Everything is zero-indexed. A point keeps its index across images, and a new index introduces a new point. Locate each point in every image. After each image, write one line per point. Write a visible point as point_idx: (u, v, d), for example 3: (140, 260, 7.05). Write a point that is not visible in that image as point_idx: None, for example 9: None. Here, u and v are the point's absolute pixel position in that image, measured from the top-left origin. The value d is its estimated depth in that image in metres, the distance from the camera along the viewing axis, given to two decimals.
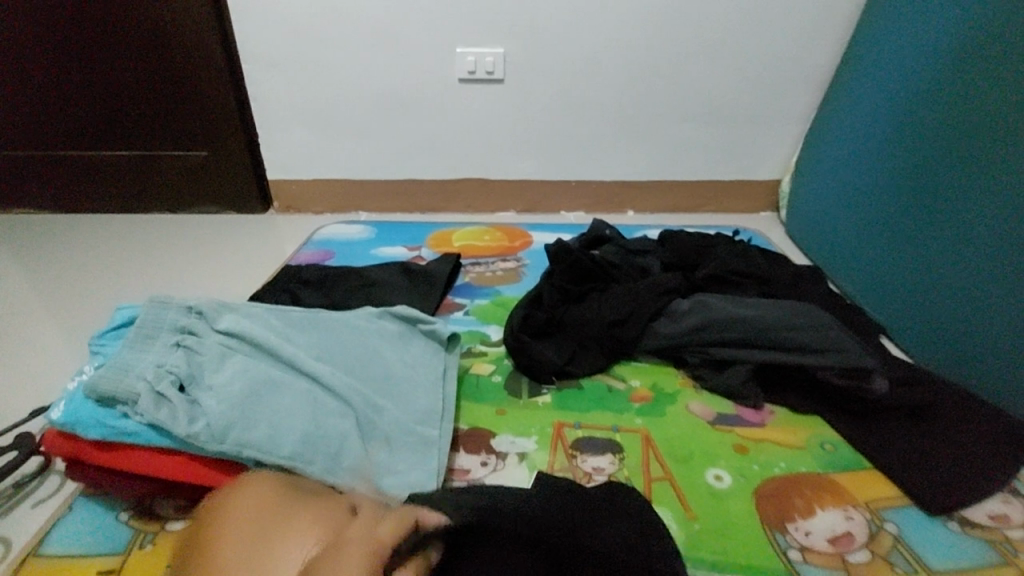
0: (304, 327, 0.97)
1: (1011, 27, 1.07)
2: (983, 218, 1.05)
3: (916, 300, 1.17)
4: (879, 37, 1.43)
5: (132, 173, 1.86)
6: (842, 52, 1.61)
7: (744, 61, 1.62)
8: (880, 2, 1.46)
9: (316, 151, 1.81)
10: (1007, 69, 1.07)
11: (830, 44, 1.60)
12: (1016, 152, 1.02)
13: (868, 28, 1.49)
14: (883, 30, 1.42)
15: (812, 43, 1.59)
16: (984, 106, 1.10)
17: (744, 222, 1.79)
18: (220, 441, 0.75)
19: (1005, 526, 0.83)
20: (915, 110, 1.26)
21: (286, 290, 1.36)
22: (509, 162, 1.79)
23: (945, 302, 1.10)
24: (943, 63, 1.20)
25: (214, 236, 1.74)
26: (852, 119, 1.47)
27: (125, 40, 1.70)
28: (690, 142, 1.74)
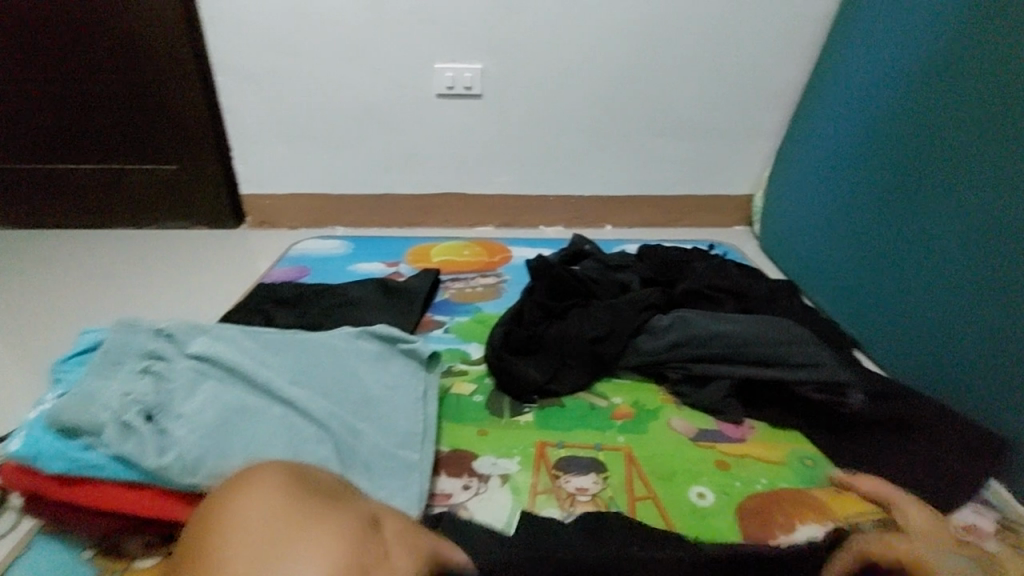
0: (281, 349, 0.94)
1: (971, 51, 1.12)
2: (953, 233, 1.08)
3: (893, 316, 1.18)
4: (847, 58, 1.49)
5: (96, 187, 1.80)
6: (808, 73, 1.67)
7: (716, 80, 1.66)
8: (843, 26, 1.52)
9: (292, 165, 1.78)
10: (968, 91, 1.11)
11: (797, 65, 1.66)
12: (980, 170, 1.06)
13: (832, 51, 1.55)
14: (850, 52, 1.48)
15: (780, 64, 1.65)
16: (949, 126, 1.14)
17: (719, 236, 1.83)
18: (192, 473, 0.72)
19: (976, 537, 0.86)
20: (883, 129, 1.30)
21: (260, 310, 1.33)
22: (488, 177, 1.79)
23: (916, 317, 1.13)
24: (910, 85, 1.25)
25: (185, 254, 1.69)
26: (821, 137, 1.52)
27: (91, 52, 1.65)
28: (666, 159, 1.77)
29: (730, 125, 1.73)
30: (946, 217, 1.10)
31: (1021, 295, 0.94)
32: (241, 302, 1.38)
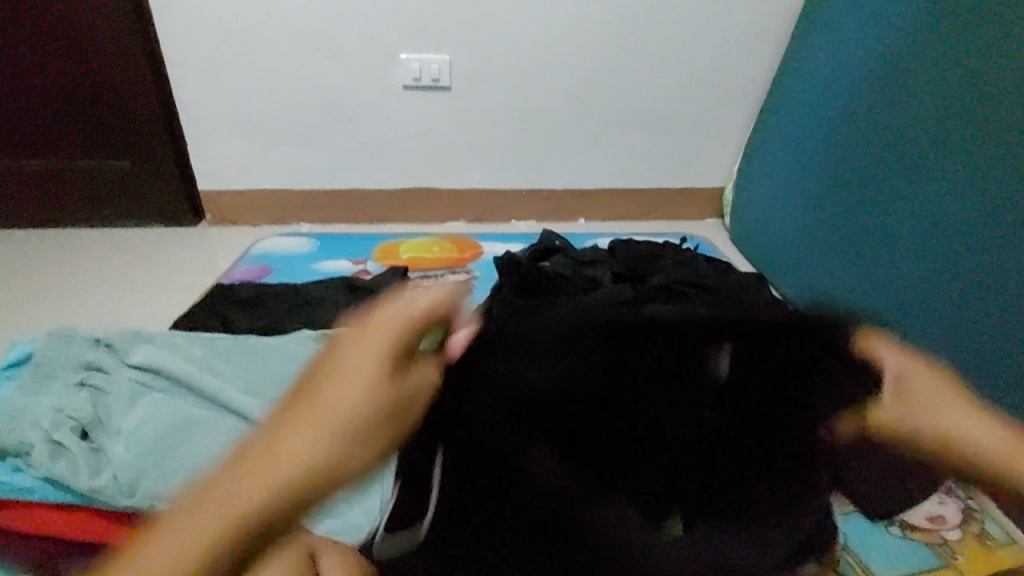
0: (232, 355, 0.88)
1: (946, 43, 1.12)
2: (950, 220, 1.06)
3: (883, 305, 1.16)
4: (813, 48, 1.48)
5: (41, 184, 1.69)
6: (777, 64, 1.66)
7: (686, 72, 1.65)
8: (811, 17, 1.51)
9: (252, 159, 1.70)
10: (945, 83, 1.12)
11: (766, 56, 1.65)
12: (957, 165, 1.07)
13: (801, 42, 1.54)
14: (815, 43, 1.47)
15: (748, 55, 1.64)
16: (923, 119, 1.15)
17: (692, 229, 1.82)
18: (129, 494, 0.67)
19: (942, 528, 0.86)
20: (856, 121, 1.31)
21: (217, 313, 1.27)
22: (458, 171, 1.75)
23: (893, 310, 1.14)
24: (881, 78, 1.26)
25: (140, 254, 1.60)
26: (789, 128, 1.51)
27: (29, 39, 1.54)
28: (637, 151, 1.75)
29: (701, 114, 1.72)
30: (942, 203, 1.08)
31: (1003, 290, 0.96)
32: (197, 304, 1.31)
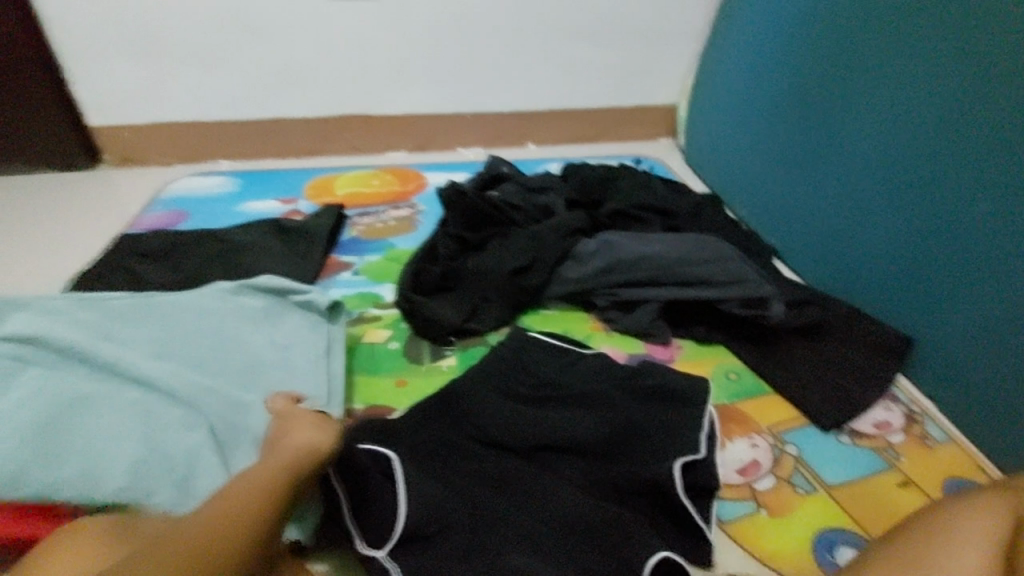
0: (132, 318, 0.78)
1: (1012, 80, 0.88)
2: (823, 205, 1.17)
3: (867, 304, 1.08)
4: None
5: None
6: None
7: None
8: None
9: (153, 86, 1.59)
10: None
11: None
12: None
13: None
14: None
15: None
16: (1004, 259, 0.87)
17: (646, 150, 1.83)
18: (16, 487, 0.58)
19: (887, 433, 0.90)
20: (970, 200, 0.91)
21: (123, 266, 1.13)
22: (418, 71, 1.66)
23: (899, 318, 1.02)
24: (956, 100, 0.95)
25: (45, 207, 1.51)
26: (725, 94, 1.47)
27: None
28: (577, 63, 1.71)
29: (636, 20, 1.66)
30: (814, 204, 1.20)
31: (959, 384, 0.93)
32: (100, 257, 1.16)
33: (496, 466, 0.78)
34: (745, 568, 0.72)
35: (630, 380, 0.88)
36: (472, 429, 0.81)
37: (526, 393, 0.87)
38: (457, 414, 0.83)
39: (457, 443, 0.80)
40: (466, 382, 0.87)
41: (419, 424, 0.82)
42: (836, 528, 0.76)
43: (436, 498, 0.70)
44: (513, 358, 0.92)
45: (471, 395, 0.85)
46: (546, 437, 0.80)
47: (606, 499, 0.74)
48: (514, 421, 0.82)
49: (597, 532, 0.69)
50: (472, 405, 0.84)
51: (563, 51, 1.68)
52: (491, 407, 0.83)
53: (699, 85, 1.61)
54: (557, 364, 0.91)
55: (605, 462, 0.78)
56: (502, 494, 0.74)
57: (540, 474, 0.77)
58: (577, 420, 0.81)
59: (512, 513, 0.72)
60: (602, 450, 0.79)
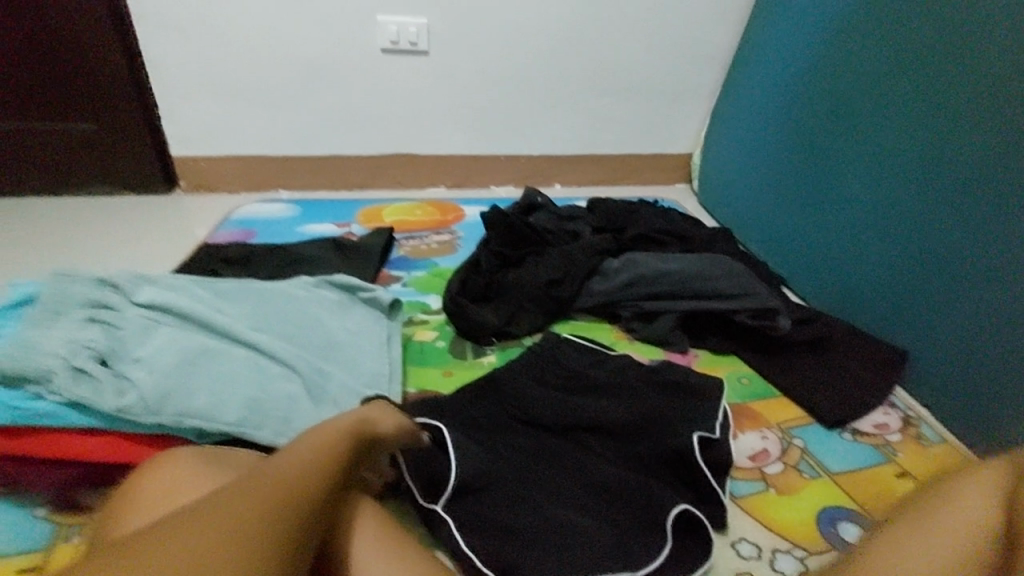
0: (236, 297, 0.93)
1: (984, 127, 1.03)
2: (824, 237, 1.32)
3: (868, 323, 1.20)
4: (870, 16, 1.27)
5: (25, 152, 1.78)
6: (727, 42, 1.85)
7: (642, 39, 1.81)
8: (757, 8, 1.70)
9: (230, 124, 1.82)
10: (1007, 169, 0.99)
11: (718, 31, 1.83)
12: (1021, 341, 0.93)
13: (751, 25, 1.75)
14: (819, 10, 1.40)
15: (703, 30, 1.82)
16: (986, 278, 0.99)
17: (663, 193, 2.00)
18: (155, 412, 0.71)
19: (886, 433, 1.00)
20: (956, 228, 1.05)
21: (205, 269, 1.30)
22: (462, 117, 1.88)
23: (898, 334, 1.14)
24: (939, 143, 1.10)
25: (128, 222, 1.71)
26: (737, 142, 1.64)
27: (18, 17, 1.65)
28: (603, 113, 1.92)
29: (656, 79, 1.88)
30: (817, 237, 1.34)
31: (954, 391, 1.03)
32: (185, 261, 1.33)
33: (533, 439, 0.89)
34: (756, 533, 0.80)
35: (653, 375, 0.99)
36: (512, 409, 0.93)
37: (560, 382, 0.99)
38: (500, 396, 0.95)
39: (499, 418, 0.91)
40: (508, 370, 1.00)
41: (467, 401, 0.93)
42: (839, 506, 0.85)
43: (485, 458, 0.81)
44: (548, 352, 1.04)
45: (513, 380, 0.97)
46: (578, 416, 0.90)
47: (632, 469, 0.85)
48: (549, 403, 0.93)
49: (623, 495, 0.79)
50: (512, 388, 0.96)
51: (591, 102, 1.90)
52: (530, 391, 0.95)
53: (713, 135, 1.80)
54: (587, 361, 1.03)
55: (630, 439, 0.88)
56: (541, 462, 0.85)
57: (572, 448, 0.88)
58: (606, 404, 0.93)
59: (550, 475, 0.82)
60: (628, 430, 0.89)
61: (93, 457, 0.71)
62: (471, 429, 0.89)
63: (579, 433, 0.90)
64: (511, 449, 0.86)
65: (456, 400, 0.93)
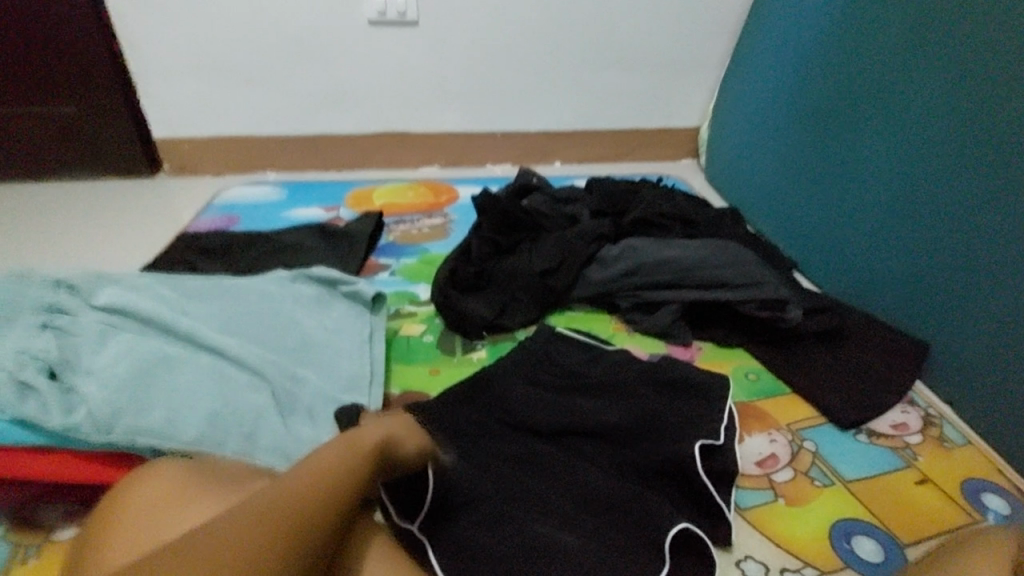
0: (203, 297, 0.87)
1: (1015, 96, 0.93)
2: (841, 218, 1.22)
3: (886, 312, 1.12)
4: None
5: (1, 136, 1.71)
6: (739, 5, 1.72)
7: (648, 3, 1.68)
8: None
9: (212, 103, 1.73)
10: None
11: None
12: None
13: None
14: None
15: None
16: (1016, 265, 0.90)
17: (668, 169, 1.90)
18: (106, 431, 0.66)
19: (904, 434, 0.93)
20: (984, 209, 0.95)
21: (183, 260, 1.24)
22: (455, 93, 1.77)
23: (918, 325, 1.06)
24: (966, 114, 0.99)
25: (108, 210, 1.64)
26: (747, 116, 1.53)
27: None
28: (605, 85, 1.80)
29: (662, 46, 1.76)
30: (832, 218, 1.24)
31: (978, 388, 0.95)
32: (163, 252, 1.27)
33: (523, 447, 0.82)
34: (763, 549, 0.75)
35: (656, 372, 0.92)
36: (501, 410, 0.86)
37: (554, 381, 0.92)
38: (488, 397, 0.88)
39: (489, 423, 0.85)
40: (498, 370, 0.93)
41: (454, 408, 0.86)
42: (853, 518, 0.79)
43: (470, 471, 0.75)
44: (542, 349, 0.97)
45: (503, 381, 0.90)
46: (572, 421, 0.84)
47: (631, 479, 0.78)
48: (542, 406, 0.86)
49: (622, 513, 0.73)
50: (501, 390, 0.89)
51: (592, 74, 1.78)
52: (521, 391, 0.88)
53: (722, 107, 1.68)
54: (587, 358, 0.96)
55: (630, 446, 0.82)
56: (531, 472, 0.79)
57: (565, 456, 0.81)
58: (606, 406, 0.86)
59: (543, 488, 0.77)
60: (627, 436, 0.82)
61: (42, 478, 0.65)
62: (455, 435, 0.83)
63: (573, 441, 0.83)
64: (499, 459, 0.80)
65: (441, 404, 0.87)
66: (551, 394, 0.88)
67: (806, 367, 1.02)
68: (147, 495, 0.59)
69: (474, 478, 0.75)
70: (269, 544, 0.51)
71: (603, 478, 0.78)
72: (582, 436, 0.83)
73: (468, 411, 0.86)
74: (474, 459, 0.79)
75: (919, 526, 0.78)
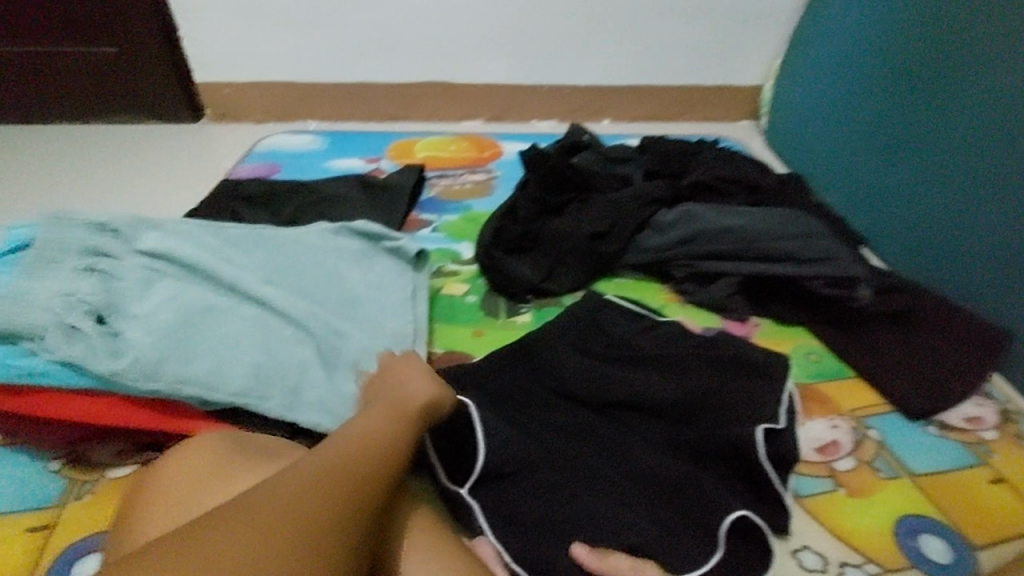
0: (246, 246, 0.84)
1: None
2: (919, 189, 1.10)
3: (965, 296, 1.02)
4: None
5: (49, 76, 1.71)
6: None
7: None
8: None
9: (252, 46, 1.68)
10: None
11: None
12: None
13: None
14: None
15: None
16: None
17: (725, 131, 1.77)
18: (151, 379, 0.65)
19: (980, 429, 0.86)
20: None
21: (225, 208, 1.22)
22: (503, 41, 1.67)
23: (1001, 312, 0.96)
24: None
25: (152, 154, 1.64)
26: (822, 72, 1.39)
27: None
28: (664, 36, 1.67)
29: None
30: (909, 189, 1.13)
31: None
32: (206, 199, 1.26)
33: (569, 416, 0.79)
34: (821, 541, 0.71)
35: (711, 347, 0.87)
36: (547, 377, 0.83)
37: (603, 350, 0.88)
38: (533, 364, 0.85)
39: (535, 390, 0.82)
40: (544, 335, 0.89)
41: (499, 374, 0.83)
42: (920, 515, 0.73)
43: (515, 440, 0.73)
44: (591, 316, 0.92)
45: (550, 348, 0.87)
46: (621, 393, 0.80)
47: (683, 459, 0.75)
48: (590, 375, 0.82)
49: (674, 494, 0.70)
50: (547, 357, 0.85)
51: (651, 23, 1.64)
52: (567, 359, 0.85)
53: (792, 63, 1.54)
54: (636, 330, 0.91)
55: (682, 424, 0.78)
56: (577, 443, 0.76)
57: (613, 429, 0.78)
58: (658, 379, 0.82)
59: (590, 460, 0.74)
60: (679, 414, 0.78)
61: (93, 420, 0.66)
62: (498, 402, 0.80)
63: (621, 414, 0.80)
64: (545, 428, 0.77)
65: (484, 368, 0.84)
66: (600, 364, 0.84)
67: (873, 350, 0.95)
68: (203, 463, 0.62)
69: (519, 448, 0.72)
70: (320, 505, 0.54)
71: (653, 455, 0.74)
72: (632, 409, 0.80)
73: (513, 377, 0.83)
74: (519, 427, 0.77)
75: (993, 530, 0.72)
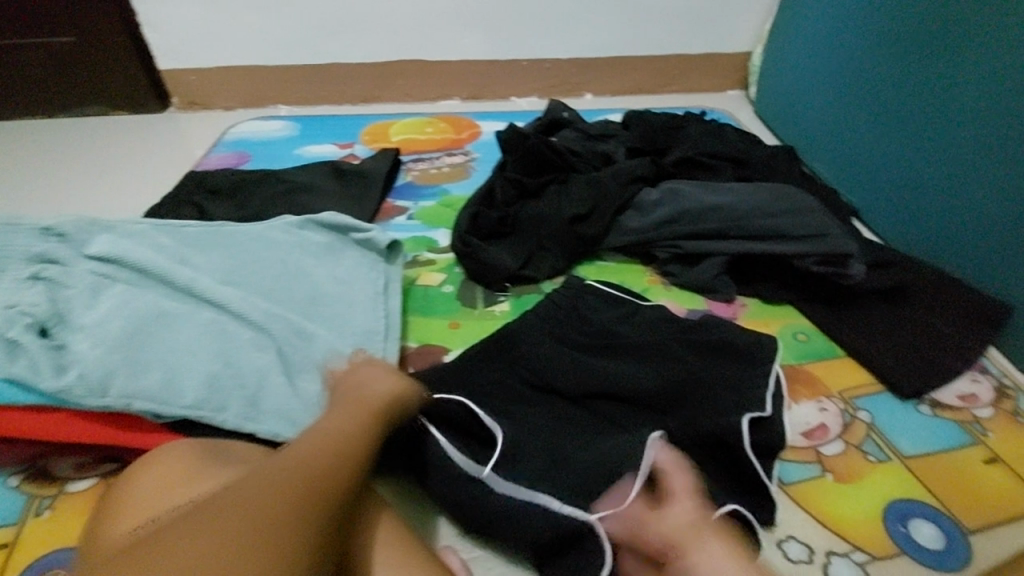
0: (203, 245, 0.80)
1: None
2: (915, 159, 1.06)
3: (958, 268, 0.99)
4: None
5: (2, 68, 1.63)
6: None
7: None
8: None
9: (215, 29, 1.60)
10: None
11: None
12: None
13: None
14: None
15: None
16: None
17: (712, 101, 1.71)
18: (100, 394, 0.62)
19: (973, 407, 0.83)
20: None
21: (190, 202, 1.17)
22: (477, 14, 1.59)
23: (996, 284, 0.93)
24: None
25: (117, 147, 1.58)
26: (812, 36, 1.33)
27: None
28: (646, 3, 1.59)
29: None
30: (904, 159, 1.08)
31: None
32: (170, 193, 1.21)
33: (549, 411, 0.76)
34: (808, 530, 0.69)
35: (697, 333, 0.83)
36: (525, 370, 0.80)
37: (583, 339, 0.85)
38: (511, 357, 0.82)
39: (512, 383, 0.79)
40: (523, 327, 0.86)
41: (475, 368, 0.80)
42: (910, 499, 0.71)
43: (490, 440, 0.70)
44: (571, 304, 0.89)
45: (527, 339, 0.83)
46: (603, 385, 0.77)
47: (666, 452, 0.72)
48: (571, 367, 0.79)
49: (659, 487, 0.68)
50: (526, 349, 0.82)
51: None
52: (547, 350, 0.81)
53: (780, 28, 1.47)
54: (619, 316, 0.88)
55: (667, 415, 0.75)
56: (557, 438, 0.73)
57: (594, 423, 0.75)
58: (641, 368, 0.79)
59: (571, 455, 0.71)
60: (663, 404, 0.75)
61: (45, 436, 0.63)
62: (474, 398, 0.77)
63: (603, 406, 0.77)
64: (523, 423, 0.74)
65: (458, 364, 0.80)
66: (580, 354, 0.81)
67: (864, 329, 0.91)
68: (160, 476, 0.58)
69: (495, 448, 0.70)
70: (290, 509, 0.50)
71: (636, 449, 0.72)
72: (614, 401, 0.77)
73: (490, 371, 0.80)
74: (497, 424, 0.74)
75: (985, 512, 0.70)
